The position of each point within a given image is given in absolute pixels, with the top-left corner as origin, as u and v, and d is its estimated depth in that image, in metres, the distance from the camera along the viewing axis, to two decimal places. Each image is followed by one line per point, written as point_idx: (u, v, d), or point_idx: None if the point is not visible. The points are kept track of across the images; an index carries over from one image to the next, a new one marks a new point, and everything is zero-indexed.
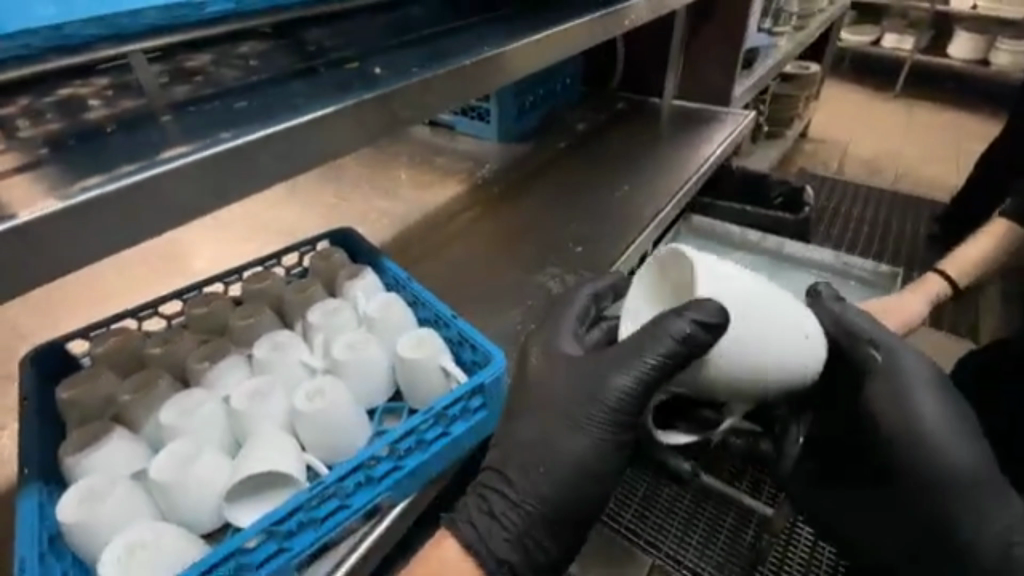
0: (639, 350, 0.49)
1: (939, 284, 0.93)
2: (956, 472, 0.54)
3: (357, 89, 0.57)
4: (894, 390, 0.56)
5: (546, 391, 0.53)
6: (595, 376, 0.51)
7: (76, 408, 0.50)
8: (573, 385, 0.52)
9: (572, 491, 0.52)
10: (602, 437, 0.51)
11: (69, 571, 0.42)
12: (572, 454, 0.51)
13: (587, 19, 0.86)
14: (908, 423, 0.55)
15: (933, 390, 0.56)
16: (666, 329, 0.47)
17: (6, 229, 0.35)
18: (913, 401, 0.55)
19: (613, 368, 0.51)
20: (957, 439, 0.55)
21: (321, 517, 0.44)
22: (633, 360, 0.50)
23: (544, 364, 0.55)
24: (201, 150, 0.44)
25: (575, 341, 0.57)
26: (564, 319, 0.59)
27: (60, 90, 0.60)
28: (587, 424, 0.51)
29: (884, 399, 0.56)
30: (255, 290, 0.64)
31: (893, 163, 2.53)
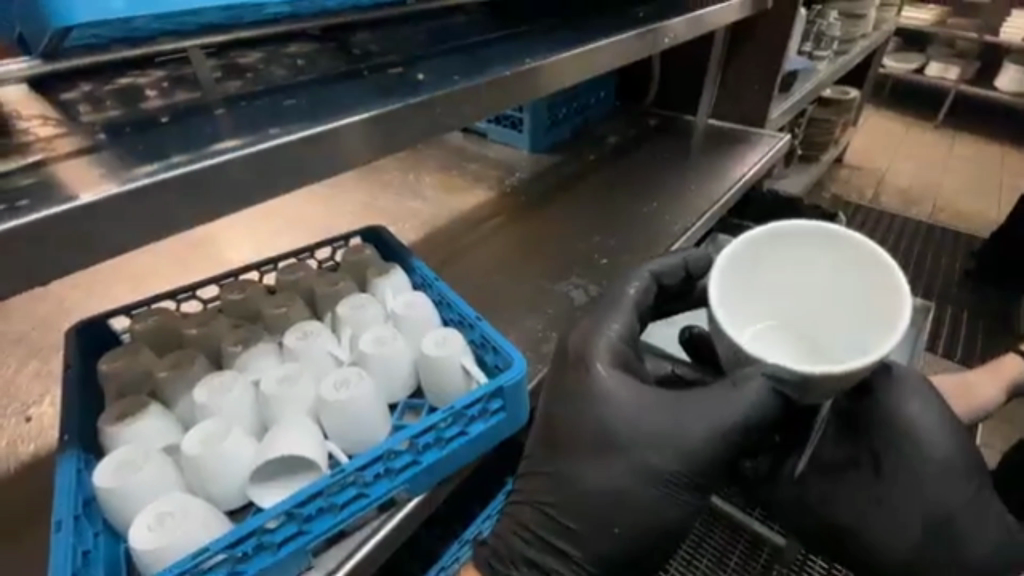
0: (718, 404, 0.53)
1: (1017, 368, 0.90)
2: (947, 481, 0.60)
3: (400, 94, 0.59)
4: (888, 404, 0.63)
5: (615, 431, 0.55)
6: (668, 424, 0.55)
7: (116, 381, 0.53)
8: (643, 428, 0.55)
9: (628, 535, 0.55)
10: (673, 490, 0.55)
11: (100, 536, 0.44)
12: (640, 497, 0.55)
13: (626, 36, 0.86)
14: (906, 436, 0.62)
15: (929, 405, 0.62)
16: (745, 389, 0.51)
17: (69, 209, 0.37)
18: (904, 416, 0.62)
19: (689, 419, 0.54)
20: (948, 449, 0.61)
21: (339, 504, 0.45)
22: (714, 412, 0.54)
23: (604, 400, 0.56)
24: (250, 145, 0.46)
25: (616, 365, 0.58)
26: (610, 319, 0.61)
27: (120, 79, 0.63)
28: (650, 471, 0.54)
29: (888, 418, 0.62)
30: (289, 281, 0.66)
31: (931, 194, 2.47)
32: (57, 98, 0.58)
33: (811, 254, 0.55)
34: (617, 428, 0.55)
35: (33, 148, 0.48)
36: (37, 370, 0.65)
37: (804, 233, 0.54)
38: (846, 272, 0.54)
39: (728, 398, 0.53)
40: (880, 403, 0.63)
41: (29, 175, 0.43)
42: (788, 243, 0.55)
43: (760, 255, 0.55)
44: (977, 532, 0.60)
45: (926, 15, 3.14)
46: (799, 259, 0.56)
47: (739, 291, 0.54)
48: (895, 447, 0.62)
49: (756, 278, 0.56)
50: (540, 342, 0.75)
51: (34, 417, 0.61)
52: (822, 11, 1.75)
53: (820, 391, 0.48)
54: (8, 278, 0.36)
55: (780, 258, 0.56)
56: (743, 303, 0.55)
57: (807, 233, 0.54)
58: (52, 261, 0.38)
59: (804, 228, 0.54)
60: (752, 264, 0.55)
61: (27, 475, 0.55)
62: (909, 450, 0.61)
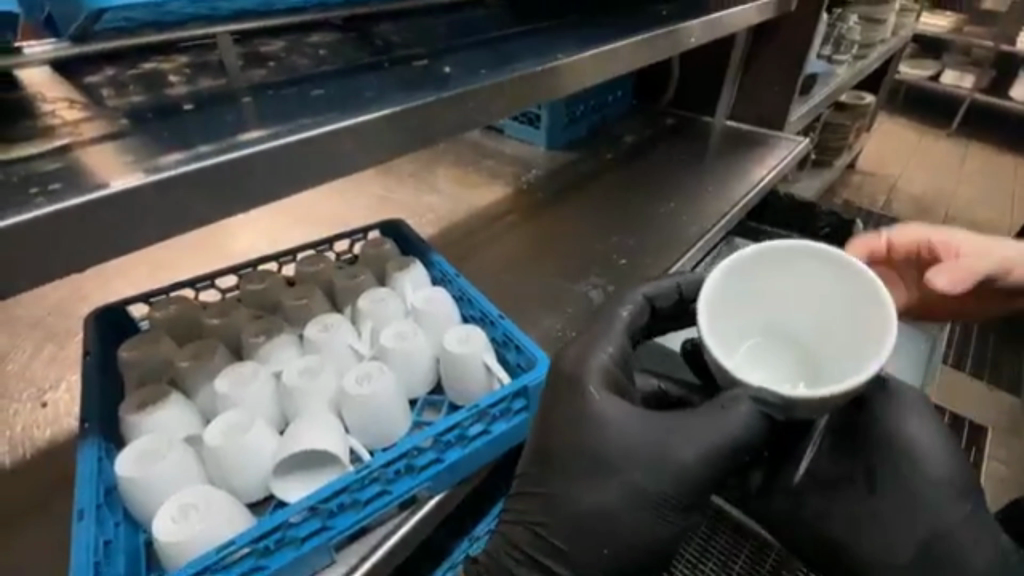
0: (713, 423, 0.43)
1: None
2: (942, 500, 0.51)
3: (430, 87, 0.58)
4: (887, 418, 0.53)
5: (595, 451, 0.46)
6: (648, 442, 0.45)
7: (136, 368, 0.53)
8: (625, 446, 0.45)
9: (625, 561, 0.47)
10: (661, 514, 0.45)
11: (120, 525, 0.44)
12: (624, 521, 0.45)
13: (654, 35, 0.85)
14: (903, 454, 0.52)
15: (926, 414, 0.53)
16: (734, 413, 0.42)
17: (97, 199, 0.36)
18: (903, 431, 0.52)
19: (678, 439, 0.44)
20: (944, 462, 0.52)
21: (362, 501, 0.44)
22: (706, 432, 0.44)
23: (583, 418, 0.46)
24: (278, 137, 0.45)
25: (607, 386, 0.48)
26: (601, 342, 0.50)
27: (144, 64, 0.62)
28: (637, 496, 0.45)
29: (886, 434, 0.53)
30: (308, 272, 0.66)
31: (943, 202, 2.46)
32: (82, 82, 0.57)
33: (782, 270, 0.45)
34: (593, 442, 0.46)
35: (59, 132, 0.47)
36: (52, 355, 0.65)
37: (772, 250, 0.44)
38: (827, 284, 0.44)
39: (723, 419, 0.43)
40: (878, 417, 0.53)
41: (55, 159, 0.42)
42: (758, 263, 0.45)
43: (730, 282, 0.45)
44: (975, 556, 0.51)
45: (942, 22, 3.13)
46: (773, 276, 0.45)
47: (719, 323, 0.44)
48: (887, 465, 0.53)
49: (733, 304, 0.45)
50: (559, 341, 0.75)
51: (50, 403, 0.60)
52: (842, 15, 1.74)
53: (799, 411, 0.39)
54: (22, 272, 0.34)
55: (753, 278, 0.45)
56: (726, 333, 0.45)
57: (775, 250, 0.44)
58: (80, 252, 0.36)
59: (768, 246, 0.44)
60: (726, 294, 0.45)
61: (44, 461, 0.55)
62: (906, 466, 0.52)
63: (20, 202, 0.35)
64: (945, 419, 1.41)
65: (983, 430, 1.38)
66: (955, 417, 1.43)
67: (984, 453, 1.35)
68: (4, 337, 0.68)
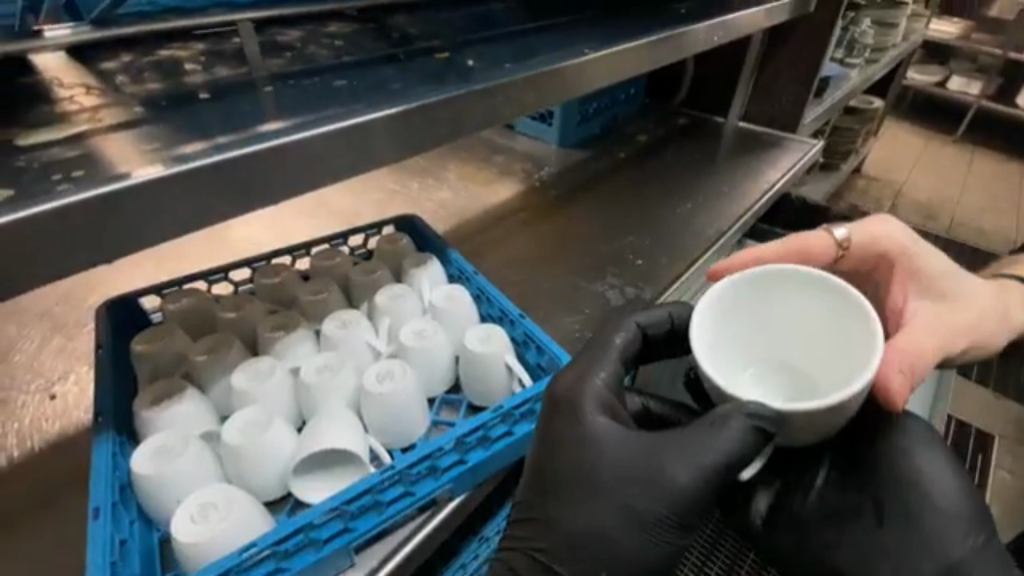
0: (708, 440, 0.39)
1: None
2: (954, 536, 0.44)
3: (456, 82, 0.56)
4: (898, 447, 0.45)
5: (587, 473, 0.41)
6: (641, 458, 0.40)
7: (149, 362, 0.51)
8: (618, 466, 0.41)
9: None
10: (659, 536, 0.40)
11: (135, 523, 0.43)
12: (623, 546, 0.40)
13: (681, 32, 0.84)
14: (910, 487, 0.45)
15: (933, 441, 0.46)
16: (724, 431, 0.37)
17: (116, 189, 0.34)
18: (914, 462, 0.45)
19: (672, 458, 0.39)
20: (956, 493, 0.45)
21: (385, 502, 0.43)
22: (699, 452, 0.39)
23: (578, 437, 0.42)
24: (302, 130, 0.43)
25: (606, 409, 0.43)
26: (596, 365, 0.46)
27: (160, 51, 0.61)
28: (638, 516, 0.40)
29: (891, 465, 0.46)
30: (324, 267, 0.64)
31: (950, 209, 2.45)
32: (97, 68, 0.56)
33: (773, 300, 0.42)
34: (587, 456, 0.41)
35: (78, 118, 0.46)
36: (61, 346, 0.64)
37: (760, 277, 0.41)
38: (818, 314, 0.41)
39: (713, 439, 0.38)
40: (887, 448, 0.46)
41: (72, 146, 0.41)
42: (748, 290, 0.41)
43: (722, 311, 0.41)
44: None
45: (951, 28, 3.13)
46: (764, 305, 0.42)
47: (714, 351, 0.40)
48: (894, 499, 0.46)
49: (727, 333, 0.42)
50: (577, 342, 0.74)
51: (59, 395, 0.59)
52: (856, 18, 1.73)
53: (808, 428, 0.37)
54: (32, 268, 0.32)
55: (743, 307, 0.42)
56: (722, 362, 0.41)
57: (763, 279, 0.41)
58: (100, 244, 0.34)
59: (755, 273, 0.41)
60: (719, 322, 0.41)
61: (54, 455, 0.54)
62: (916, 501, 0.45)
63: (44, 189, 0.34)
64: (951, 425, 1.41)
65: (990, 437, 1.38)
66: (962, 424, 1.43)
67: (990, 460, 1.35)
68: (12, 327, 0.66)
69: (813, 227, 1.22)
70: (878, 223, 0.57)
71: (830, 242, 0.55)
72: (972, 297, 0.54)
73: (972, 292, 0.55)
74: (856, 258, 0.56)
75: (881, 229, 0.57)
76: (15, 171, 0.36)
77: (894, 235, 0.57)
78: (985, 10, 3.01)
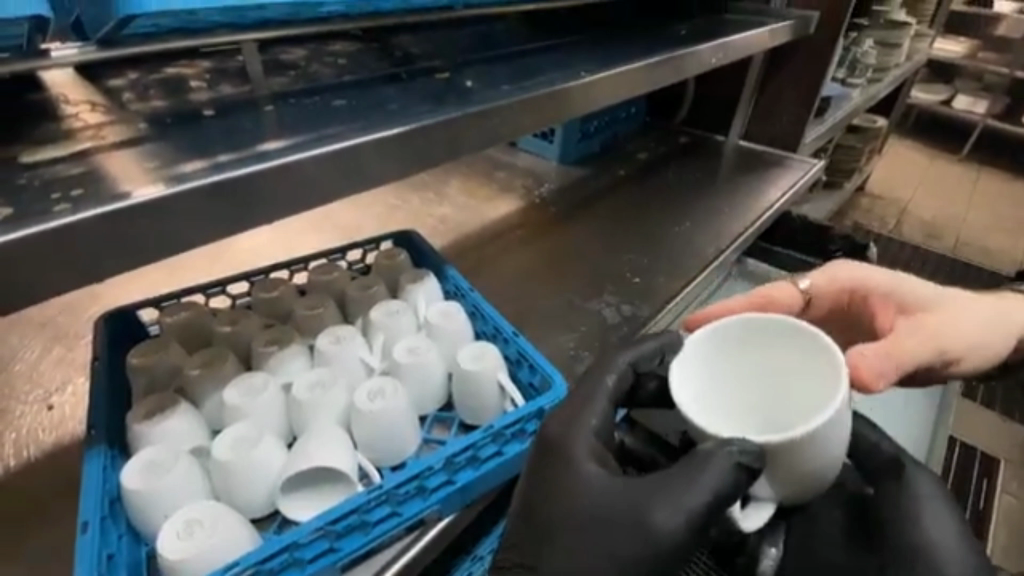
0: (690, 479, 0.36)
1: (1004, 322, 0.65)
2: None
3: (454, 103, 0.57)
4: (903, 497, 0.41)
5: (570, 517, 0.38)
6: (623, 504, 0.37)
7: (144, 375, 0.52)
8: (601, 513, 0.37)
9: None
10: None
11: (123, 538, 0.43)
12: None
13: (680, 55, 0.85)
14: (915, 551, 0.39)
15: (944, 500, 0.41)
16: (708, 469, 0.35)
17: (116, 210, 0.35)
18: (922, 523, 0.39)
19: (657, 503, 0.36)
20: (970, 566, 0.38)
21: (371, 522, 0.43)
22: (682, 494, 0.36)
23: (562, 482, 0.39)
24: (301, 151, 0.44)
25: (596, 457, 0.40)
26: (586, 413, 0.42)
27: (166, 69, 0.62)
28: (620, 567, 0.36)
29: (896, 522, 0.40)
30: (321, 281, 0.65)
31: (956, 228, 2.44)
32: (104, 84, 0.57)
33: (752, 347, 0.42)
34: (562, 505, 0.39)
35: (81, 135, 0.47)
36: (61, 357, 0.64)
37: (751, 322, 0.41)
38: (797, 356, 0.40)
39: (698, 477, 0.35)
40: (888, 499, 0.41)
41: (76, 164, 0.42)
42: (725, 340, 0.41)
43: (702, 362, 0.41)
44: None
45: (956, 47, 3.13)
46: (746, 354, 0.42)
47: (702, 404, 0.40)
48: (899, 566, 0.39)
49: (713, 384, 0.41)
50: (573, 361, 0.73)
51: (56, 405, 0.59)
52: (858, 39, 1.74)
53: (791, 469, 0.36)
54: (30, 285, 0.33)
55: (725, 357, 0.42)
56: (713, 413, 0.40)
57: (745, 325, 0.41)
58: (95, 260, 0.35)
59: (727, 322, 0.41)
60: (703, 373, 0.41)
61: (50, 466, 0.54)
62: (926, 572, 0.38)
63: (42, 208, 0.34)
64: (955, 448, 1.39)
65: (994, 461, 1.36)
66: (966, 446, 1.41)
67: (996, 485, 1.33)
68: (13, 336, 0.67)
69: (814, 246, 1.21)
70: (833, 267, 0.62)
71: (795, 293, 0.60)
72: (953, 318, 0.57)
73: (952, 312, 0.58)
74: (822, 301, 0.61)
75: (838, 270, 0.61)
76: (16, 189, 0.37)
77: (851, 278, 0.61)
78: (991, 29, 3.01)
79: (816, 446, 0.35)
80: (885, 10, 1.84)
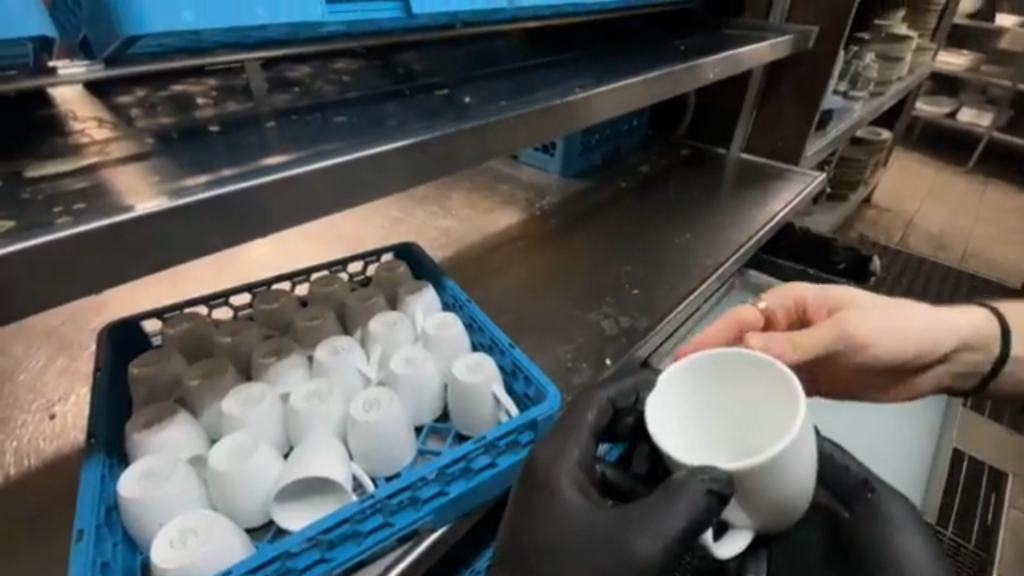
0: (667, 508, 0.36)
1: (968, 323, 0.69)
2: None
3: (451, 119, 0.58)
4: (874, 519, 0.42)
5: (552, 547, 0.38)
6: (604, 531, 0.37)
7: (145, 385, 0.53)
8: (584, 543, 0.38)
9: None
10: None
11: (119, 545, 0.43)
12: None
13: (678, 69, 0.86)
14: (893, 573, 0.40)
15: (912, 523, 0.42)
16: (682, 497, 0.36)
17: (118, 222, 0.36)
18: (896, 543, 0.40)
19: (635, 532, 0.36)
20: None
21: (363, 532, 0.44)
22: (658, 523, 0.36)
23: (547, 509, 0.40)
24: (301, 166, 0.45)
25: (579, 481, 0.41)
26: (570, 443, 0.43)
27: (174, 86, 0.64)
28: None
29: (875, 546, 0.41)
30: (321, 293, 0.66)
31: (962, 239, 2.42)
32: (113, 101, 0.59)
33: (721, 381, 0.44)
34: (549, 529, 0.39)
35: (88, 150, 0.48)
36: (65, 367, 0.65)
37: (723, 358, 0.43)
38: (765, 387, 0.42)
39: (672, 505, 0.36)
40: (863, 520, 0.42)
41: (82, 178, 0.43)
42: (696, 376, 0.43)
43: (676, 397, 0.43)
44: None
45: (960, 60, 3.14)
46: (719, 389, 0.44)
47: (678, 438, 0.41)
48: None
49: (689, 418, 0.43)
50: (569, 373, 0.73)
51: (58, 415, 0.60)
52: (859, 52, 1.75)
53: (770, 488, 0.37)
54: (30, 297, 0.34)
55: (699, 393, 0.44)
56: (686, 438, 0.42)
57: (717, 359, 0.43)
58: (98, 271, 0.36)
59: (695, 357, 0.43)
60: (677, 408, 0.43)
61: (50, 475, 0.55)
62: None
63: (46, 221, 0.35)
64: (964, 462, 1.37)
65: (1004, 475, 1.33)
66: (975, 460, 1.38)
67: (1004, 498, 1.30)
68: (19, 346, 0.68)
69: (817, 257, 1.21)
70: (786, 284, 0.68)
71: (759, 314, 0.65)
72: (887, 316, 0.64)
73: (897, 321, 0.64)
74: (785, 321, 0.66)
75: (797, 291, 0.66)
76: (20, 203, 0.38)
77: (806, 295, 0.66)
78: (996, 42, 3.02)
79: (785, 472, 0.37)
80: (885, 24, 1.86)
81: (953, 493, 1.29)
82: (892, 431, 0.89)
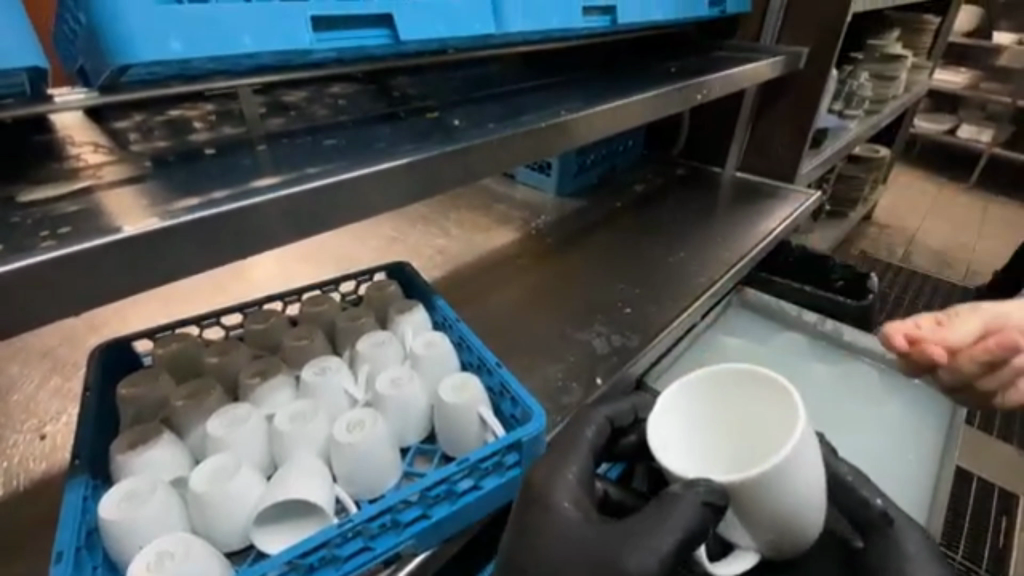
0: (660, 522, 0.37)
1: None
2: None
3: (439, 140, 0.60)
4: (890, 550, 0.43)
5: (541, 561, 0.39)
6: (603, 540, 0.38)
7: (132, 405, 0.53)
8: (575, 560, 0.38)
9: None
10: None
11: (99, 569, 0.43)
12: None
13: (668, 90, 0.87)
14: None
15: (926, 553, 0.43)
16: (678, 507, 0.36)
17: (105, 243, 0.36)
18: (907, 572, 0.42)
19: (628, 546, 0.37)
20: None
21: (342, 557, 0.43)
22: (654, 537, 0.36)
23: (541, 525, 0.40)
24: (291, 186, 0.46)
25: (574, 497, 0.41)
26: (567, 460, 0.43)
27: (170, 112, 0.66)
28: None
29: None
30: (311, 313, 0.66)
31: (968, 258, 2.40)
32: (110, 126, 0.61)
33: (719, 397, 0.44)
34: (541, 549, 0.39)
35: (82, 174, 0.49)
36: (58, 387, 0.66)
37: (721, 374, 0.43)
38: (763, 403, 0.42)
39: (670, 515, 0.36)
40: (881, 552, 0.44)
41: (75, 202, 0.44)
42: (697, 393, 0.44)
43: (678, 413, 0.43)
44: None
45: (957, 79, 3.15)
46: (722, 405, 0.43)
47: (679, 454, 0.41)
48: None
49: (693, 435, 0.43)
50: (560, 392, 0.73)
51: (48, 435, 0.60)
52: (853, 73, 1.77)
53: (758, 506, 0.37)
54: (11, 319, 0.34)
55: (697, 408, 0.43)
56: (683, 453, 0.42)
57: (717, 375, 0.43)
58: (80, 296, 0.36)
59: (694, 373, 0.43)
60: (676, 422, 0.43)
61: (39, 496, 0.55)
62: None
63: (31, 245, 0.36)
64: (972, 484, 1.34)
65: (1015, 496, 1.30)
66: (984, 481, 1.35)
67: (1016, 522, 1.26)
68: (15, 366, 0.69)
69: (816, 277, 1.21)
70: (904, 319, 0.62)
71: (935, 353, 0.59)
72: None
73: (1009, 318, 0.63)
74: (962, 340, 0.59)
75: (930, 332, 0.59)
76: (10, 226, 0.39)
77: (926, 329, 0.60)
78: (992, 60, 3.04)
79: (776, 493, 0.36)
80: (879, 43, 1.85)
81: (963, 518, 1.26)
82: (880, 426, 0.85)
